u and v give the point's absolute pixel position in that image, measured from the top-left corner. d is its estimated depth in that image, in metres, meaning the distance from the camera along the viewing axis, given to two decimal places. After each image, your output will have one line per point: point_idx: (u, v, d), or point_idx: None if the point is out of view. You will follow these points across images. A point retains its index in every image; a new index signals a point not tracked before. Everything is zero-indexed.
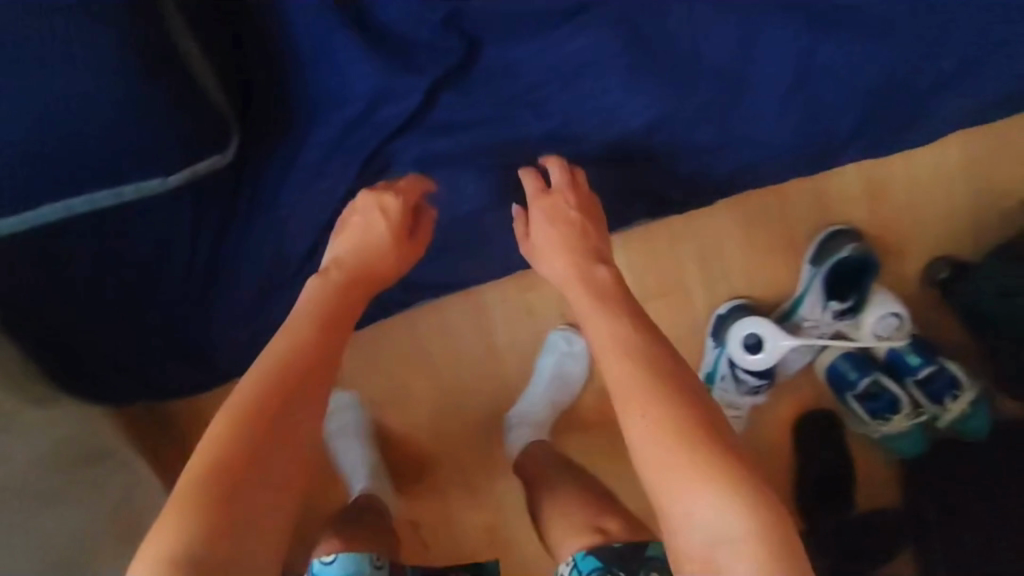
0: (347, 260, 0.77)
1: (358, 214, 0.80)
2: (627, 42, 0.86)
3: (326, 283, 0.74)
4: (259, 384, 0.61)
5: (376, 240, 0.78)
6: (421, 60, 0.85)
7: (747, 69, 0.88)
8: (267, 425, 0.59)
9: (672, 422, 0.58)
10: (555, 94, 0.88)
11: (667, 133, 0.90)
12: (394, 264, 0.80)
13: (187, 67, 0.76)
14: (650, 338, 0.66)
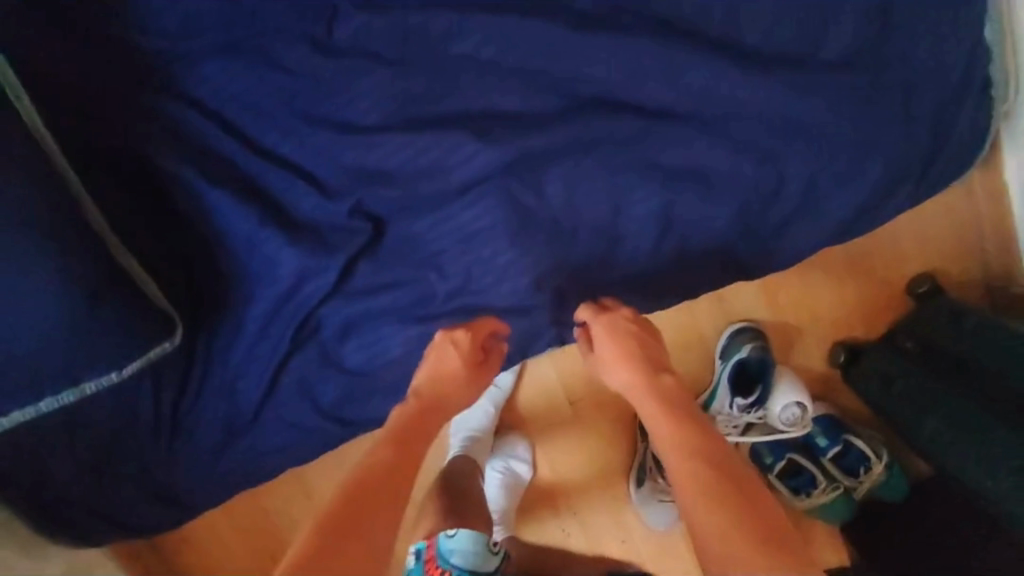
0: (433, 386, 0.91)
1: (442, 346, 0.93)
2: (510, 213, 0.98)
3: (421, 406, 0.88)
4: (380, 483, 0.74)
5: (449, 366, 0.92)
6: (334, 242, 1.00)
7: (619, 226, 0.99)
8: (376, 510, 0.71)
9: (729, 516, 0.70)
10: (453, 259, 1.02)
11: (555, 285, 1.02)
12: (463, 388, 0.93)
13: (131, 284, 0.90)
14: (707, 438, 0.80)
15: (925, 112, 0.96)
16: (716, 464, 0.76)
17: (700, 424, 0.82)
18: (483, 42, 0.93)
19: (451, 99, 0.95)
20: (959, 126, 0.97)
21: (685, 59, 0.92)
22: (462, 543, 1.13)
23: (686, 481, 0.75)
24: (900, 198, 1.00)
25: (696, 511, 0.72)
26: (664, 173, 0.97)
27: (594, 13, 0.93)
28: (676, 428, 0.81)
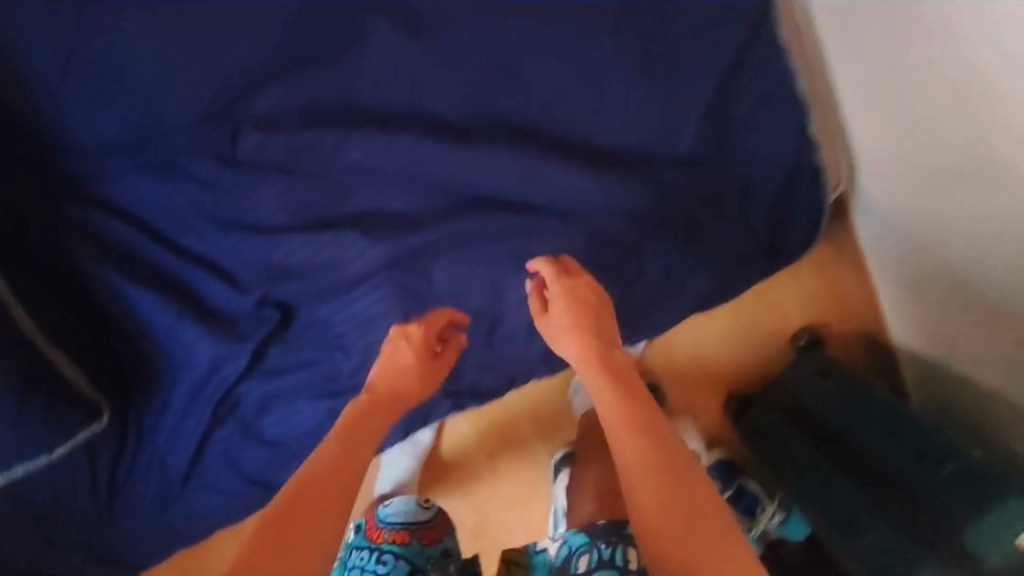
0: (389, 374, 0.95)
1: (396, 339, 0.99)
2: (401, 301, 1.10)
3: (375, 395, 0.92)
4: (333, 469, 0.77)
5: (400, 360, 0.96)
6: (246, 328, 1.13)
7: (500, 307, 1.11)
8: (331, 492, 0.74)
9: (657, 479, 0.71)
10: (354, 339, 1.14)
11: (446, 362, 1.14)
12: (415, 379, 0.97)
13: (55, 378, 1.02)
14: (642, 403, 0.81)
15: (762, 203, 1.07)
16: (649, 426, 0.78)
17: (639, 389, 0.84)
18: (365, 155, 1.04)
19: (344, 205, 1.08)
20: (796, 214, 1.09)
21: (545, 165, 1.03)
22: (397, 506, 1.13)
23: (621, 434, 0.77)
24: (748, 275, 1.11)
25: (628, 473, 0.74)
26: (535, 262, 1.08)
27: (464, 125, 1.04)
28: (616, 390, 0.83)
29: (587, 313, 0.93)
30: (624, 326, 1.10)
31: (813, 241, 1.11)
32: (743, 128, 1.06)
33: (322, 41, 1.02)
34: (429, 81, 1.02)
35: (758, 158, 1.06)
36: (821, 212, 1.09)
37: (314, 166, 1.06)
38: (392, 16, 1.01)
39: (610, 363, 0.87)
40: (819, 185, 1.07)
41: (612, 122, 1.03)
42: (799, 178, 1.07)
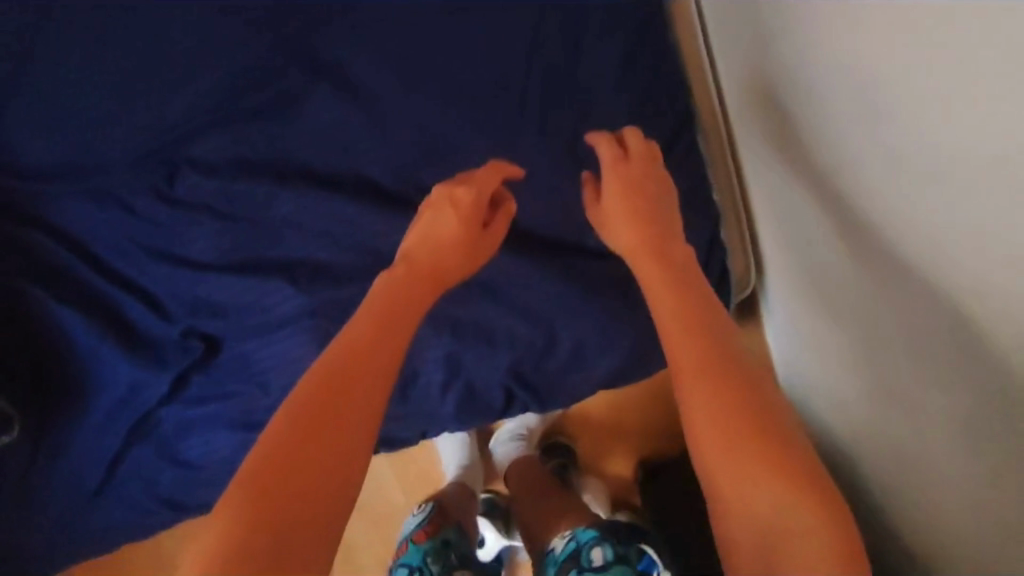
0: (432, 241, 0.86)
1: (436, 203, 0.89)
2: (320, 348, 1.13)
3: (409, 265, 0.83)
4: (362, 348, 0.68)
5: (443, 228, 0.87)
6: (169, 356, 1.16)
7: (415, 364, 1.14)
8: (371, 365, 0.66)
9: (728, 407, 0.65)
10: (273, 377, 1.17)
11: None
12: (461, 247, 0.87)
13: None
14: (702, 319, 0.73)
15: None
16: (712, 345, 0.70)
17: (701, 299, 0.76)
18: (298, 208, 1.10)
19: (273, 250, 1.12)
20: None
21: None
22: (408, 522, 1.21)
23: (676, 330, 0.72)
24: (654, 359, 1.16)
25: (686, 398, 0.68)
26: (454, 325, 1.13)
27: (394, 191, 1.11)
28: (679, 301, 0.75)
29: (643, 207, 0.87)
30: (530, 388, 1.17)
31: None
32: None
33: (270, 101, 1.10)
34: (365, 148, 1.10)
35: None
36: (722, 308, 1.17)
37: (247, 212, 1.11)
38: (337, 86, 1.09)
39: (661, 273, 0.79)
40: (721, 283, 1.16)
41: (533, 206, 1.11)
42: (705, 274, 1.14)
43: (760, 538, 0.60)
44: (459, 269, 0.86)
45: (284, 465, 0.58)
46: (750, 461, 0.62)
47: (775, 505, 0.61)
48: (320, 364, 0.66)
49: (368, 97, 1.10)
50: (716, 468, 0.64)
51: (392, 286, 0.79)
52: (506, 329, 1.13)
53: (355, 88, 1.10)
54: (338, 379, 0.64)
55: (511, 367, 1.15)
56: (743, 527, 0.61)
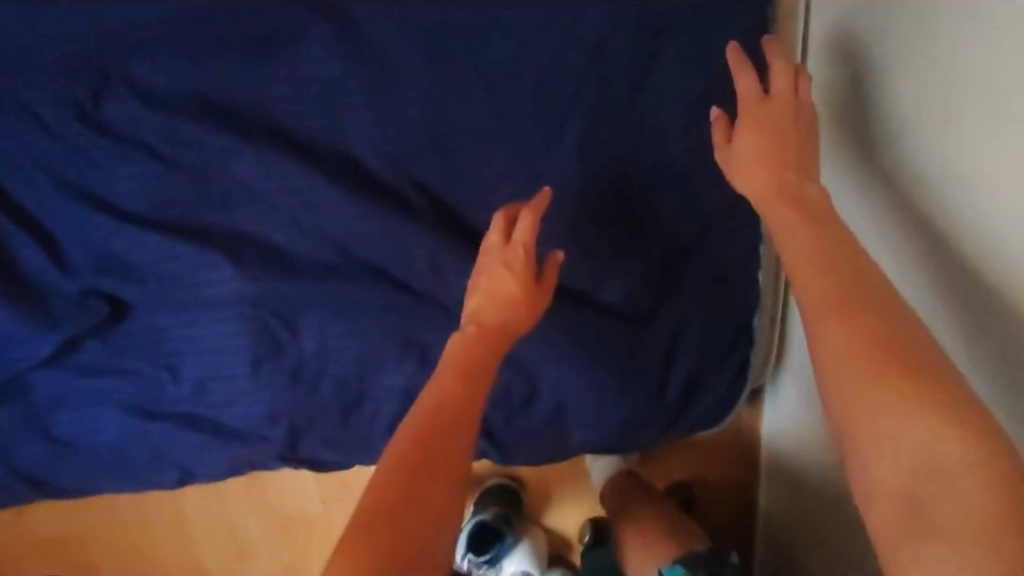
0: (487, 299, 0.76)
1: (488, 267, 0.77)
2: (258, 345, 0.94)
3: (477, 331, 0.73)
4: (433, 422, 0.66)
5: (504, 289, 0.76)
6: (60, 313, 0.92)
7: (365, 385, 0.96)
8: (441, 445, 0.65)
9: (869, 339, 0.58)
10: (191, 362, 0.95)
11: (287, 425, 0.97)
12: (528, 299, 0.76)
13: None
14: (839, 251, 0.64)
15: (679, 377, 0.96)
16: (855, 278, 0.61)
17: (835, 234, 0.65)
18: (259, 174, 0.87)
19: (219, 217, 0.89)
20: (707, 397, 0.99)
21: (451, 260, 0.88)
22: None
23: (822, 308, 0.61)
24: (644, 434, 0.99)
25: (814, 328, 0.61)
26: (421, 354, 0.94)
27: (384, 180, 0.88)
28: (814, 239, 0.64)
29: (779, 149, 0.70)
30: (494, 444, 0.98)
31: (713, 427, 1.03)
32: (682, 291, 0.95)
33: (248, 29, 0.84)
34: (359, 119, 0.86)
35: (689, 328, 0.95)
36: (729, 401, 1.01)
37: (195, 163, 0.87)
38: (335, 28, 0.84)
39: (790, 216, 0.66)
40: (738, 374, 1.00)
41: (547, 237, 0.91)
42: (723, 362, 0.98)
43: (902, 489, 0.54)
44: (530, 319, 0.77)
45: (384, 511, 0.61)
46: (895, 396, 0.55)
47: (923, 452, 0.54)
48: (397, 444, 0.65)
49: (375, 55, 0.85)
50: (845, 398, 0.57)
51: (460, 347, 0.72)
52: None
53: (361, 38, 0.85)
54: (417, 447, 0.65)
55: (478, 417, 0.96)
56: (878, 474, 0.55)
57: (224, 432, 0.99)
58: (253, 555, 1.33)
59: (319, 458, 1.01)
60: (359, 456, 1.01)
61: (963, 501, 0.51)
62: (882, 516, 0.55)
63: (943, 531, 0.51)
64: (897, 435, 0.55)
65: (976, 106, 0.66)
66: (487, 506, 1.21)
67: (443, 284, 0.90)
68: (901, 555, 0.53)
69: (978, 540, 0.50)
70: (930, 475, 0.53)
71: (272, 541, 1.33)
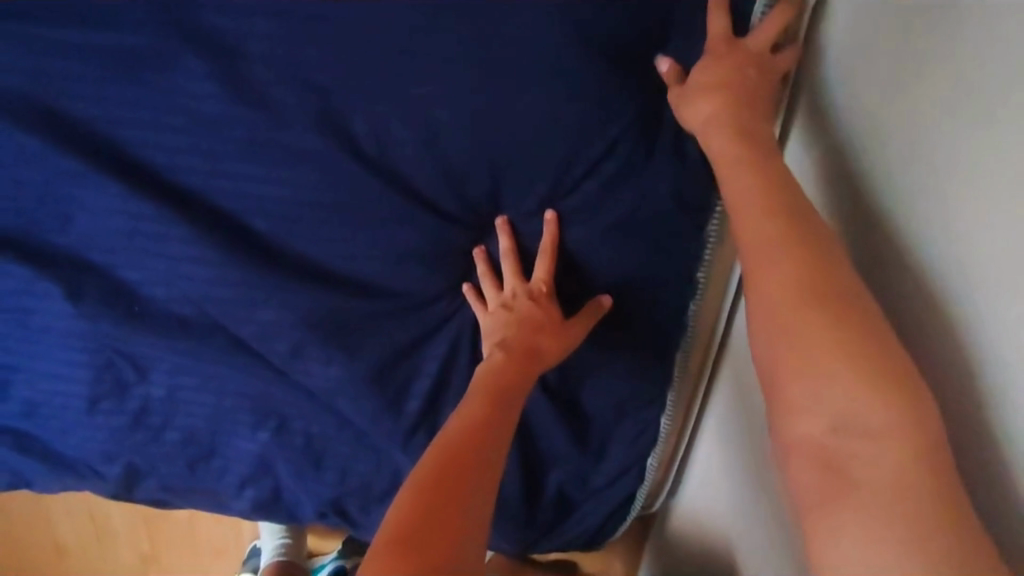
0: (517, 329, 0.74)
1: (517, 306, 0.74)
2: (100, 381, 0.83)
3: (508, 356, 0.73)
4: (465, 444, 0.64)
5: (529, 317, 0.74)
6: None
7: (214, 442, 0.86)
8: (473, 471, 0.62)
9: (802, 280, 0.52)
10: (20, 384, 0.84)
11: (124, 465, 0.88)
12: (548, 332, 0.74)
13: None
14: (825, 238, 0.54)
15: (550, 501, 0.90)
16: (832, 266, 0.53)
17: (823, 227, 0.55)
18: (111, 207, 0.74)
19: (66, 241, 0.77)
20: (581, 521, 0.93)
21: (318, 338, 0.77)
22: None
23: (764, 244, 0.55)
24: (514, 538, 0.92)
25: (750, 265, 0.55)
26: (279, 426, 0.84)
27: (255, 239, 0.75)
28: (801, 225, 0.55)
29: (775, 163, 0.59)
30: (349, 521, 0.92)
31: (589, 547, 0.98)
32: (574, 427, 0.85)
33: (105, 36, 0.67)
34: (233, 172, 0.71)
35: (571, 461, 0.88)
36: (605, 530, 0.96)
37: (37, 181, 0.73)
38: (211, 51, 0.66)
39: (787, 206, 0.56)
40: (617, 510, 0.93)
41: (432, 338, 0.80)
42: (601, 496, 0.91)
43: (824, 446, 0.48)
44: (557, 352, 0.74)
45: (415, 532, 0.56)
46: (814, 355, 0.49)
47: (845, 410, 0.47)
48: (429, 463, 0.62)
49: (257, 96, 0.68)
50: (776, 357, 0.51)
51: (492, 375, 0.71)
52: (343, 458, 0.85)
53: (242, 72, 0.67)
54: (447, 469, 0.62)
55: (332, 499, 0.89)
56: (799, 431, 0.50)
57: (54, 461, 0.89)
58: (114, 538, 1.32)
59: (161, 497, 0.93)
60: (205, 503, 0.93)
61: (880, 462, 0.46)
62: (805, 474, 0.49)
63: (866, 492, 0.45)
64: (822, 392, 0.48)
65: (905, 113, 0.53)
66: (350, 555, 1.14)
67: (308, 369, 0.79)
68: (827, 519, 0.47)
69: (903, 510, 0.44)
70: (852, 433, 0.47)
71: (134, 534, 1.32)
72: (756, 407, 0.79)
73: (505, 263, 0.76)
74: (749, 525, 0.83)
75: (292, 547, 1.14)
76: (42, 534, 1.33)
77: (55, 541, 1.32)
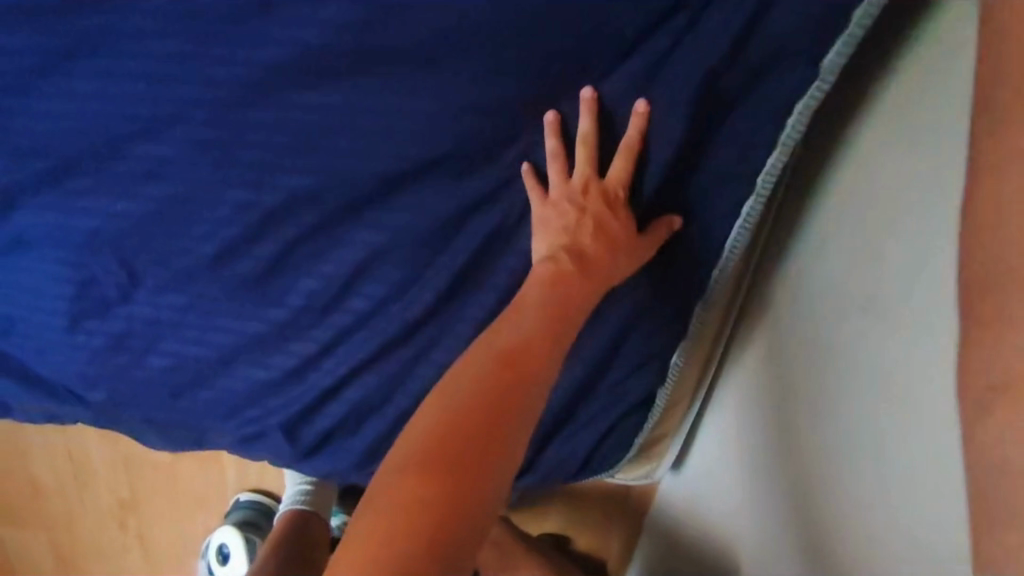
0: (590, 233, 0.71)
1: (588, 208, 0.72)
2: (84, 297, 0.78)
3: (580, 265, 0.70)
4: (509, 358, 0.63)
5: (608, 223, 0.72)
6: None
7: (204, 371, 0.81)
8: (517, 388, 0.61)
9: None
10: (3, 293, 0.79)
11: (105, 390, 0.83)
12: (619, 245, 0.72)
13: None
14: None
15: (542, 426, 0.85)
16: None
17: None
18: (110, 102, 0.70)
19: (49, 140, 0.72)
20: (567, 445, 0.88)
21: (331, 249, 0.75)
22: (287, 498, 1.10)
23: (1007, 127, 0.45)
24: None
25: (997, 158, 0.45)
26: (276, 352, 0.80)
27: (264, 147, 0.71)
28: None
29: None
30: (343, 462, 0.88)
31: (571, 479, 0.94)
32: (592, 334, 0.81)
33: None
34: (248, 70, 0.68)
35: (577, 376, 0.82)
36: (590, 467, 0.93)
37: (27, 71, 0.69)
38: None
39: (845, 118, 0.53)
40: (613, 429, 0.89)
41: (443, 267, 0.76)
42: (595, 420, 0.88)
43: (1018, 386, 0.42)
44: (626, 266, 0.73)
45: (442, 440, 0.58)
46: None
47: None
48: (471, 372, 0.63)
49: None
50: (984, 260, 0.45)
51: (547, 283, 0.69)
52: (343, 385, 0.82)
53: None
54: (490, 378, 0.62)
55: (328, 432, 0.85)
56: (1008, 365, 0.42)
57: (32, 382, 0.84)
58: (91, 482, 1.27)
59: (146, 426, 0.88)
60: (190, 435, 0.88)
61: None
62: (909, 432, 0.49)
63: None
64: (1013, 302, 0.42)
65: None
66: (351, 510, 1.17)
67: (309, 279, 0.76)
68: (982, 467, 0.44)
69: None
70: None
71: (115, 478, 1.27)
72: (812, 353, 0.76)
73: (582, 147, 0.71)
74: (801, 470, 0.79)
75: (315, 496, 1.09)
76: (22, 471, 1.29)
77: (32, 480, 1.29)
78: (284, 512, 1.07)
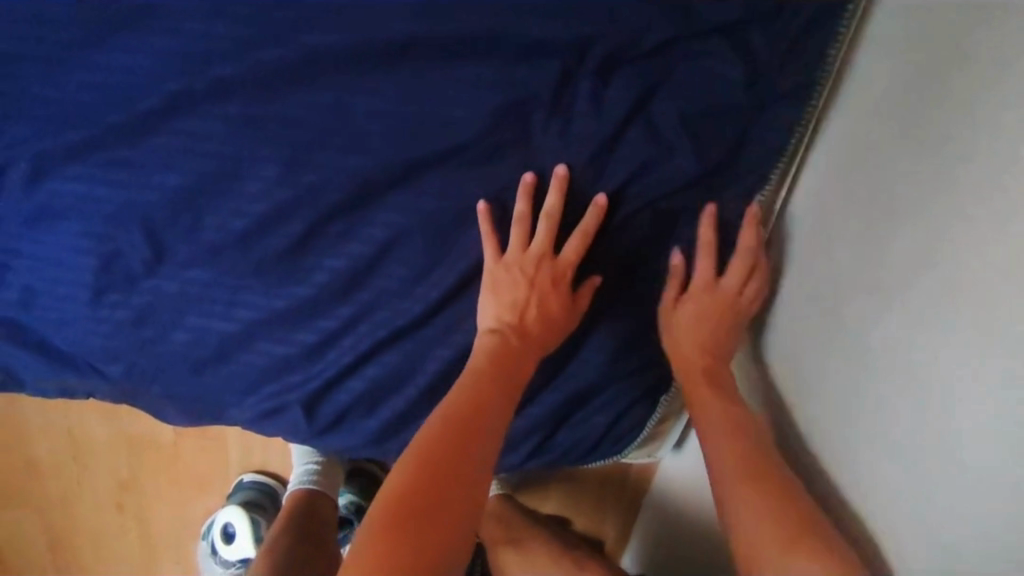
0: (537, 300, 0.77)
1: (536, 279, 0.77)
2: (109, 271, 0.79)
3: (524, 332, 0.77)
4: (467, 412, 0.71)
5: (551, 295, 0.78)
6: None
7: (226, 346, 0.83)
8: (474, 441, 0.69)
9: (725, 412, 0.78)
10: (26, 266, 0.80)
11: (126, 364, 0.84)
12: (558, 312, 0.78)
13: None
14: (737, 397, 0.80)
15: (557, 406, 0.88)
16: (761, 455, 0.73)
17: None
18: (147, 78, 0.72)
19: (84, 113, 0.73)
20: (579, 428, 0.91)
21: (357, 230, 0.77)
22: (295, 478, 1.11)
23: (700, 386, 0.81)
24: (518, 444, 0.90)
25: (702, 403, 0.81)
26: (297, 328, 0.82)
27: (298, 127, 0.73)
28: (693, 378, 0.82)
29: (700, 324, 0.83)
30: (360, 438, 0.90)
31: (582, 463, 0.97)
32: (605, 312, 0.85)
33: None
34: (286, 53, 0.70)
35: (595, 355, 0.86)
36: (596, 453, 0.96)
37: (68, 45, 0.72)
38: None
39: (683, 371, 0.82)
40: (621, 418, 0.92)
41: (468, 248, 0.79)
42: (604, 407, 0.90)
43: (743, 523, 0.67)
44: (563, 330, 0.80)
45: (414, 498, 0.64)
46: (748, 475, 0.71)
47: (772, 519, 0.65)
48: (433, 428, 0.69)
49: None
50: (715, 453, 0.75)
51: (491, 354, 0.75)
52: (364, 362, 0.84)
53: None
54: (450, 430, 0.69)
55: (348, 409, 0.87)
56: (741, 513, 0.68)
57: (51, 357, 0.85)
58: (93, 462, 1.27)
59: (165, 402, 0.89)
60: (207, 412, 0.90)
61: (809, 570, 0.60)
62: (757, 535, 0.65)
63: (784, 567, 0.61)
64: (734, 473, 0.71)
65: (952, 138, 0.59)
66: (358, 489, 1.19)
67: (335, 257, 0.79)
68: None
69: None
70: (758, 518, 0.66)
71: (117, 458, 1.27)
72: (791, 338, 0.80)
73: (540, 224, 0.77)
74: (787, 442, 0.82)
75: (323, 474, 1.11)
76: (22, 451, 1.28)
77: (31, 460, 1.28)
78: (292, 492, 1.08)
